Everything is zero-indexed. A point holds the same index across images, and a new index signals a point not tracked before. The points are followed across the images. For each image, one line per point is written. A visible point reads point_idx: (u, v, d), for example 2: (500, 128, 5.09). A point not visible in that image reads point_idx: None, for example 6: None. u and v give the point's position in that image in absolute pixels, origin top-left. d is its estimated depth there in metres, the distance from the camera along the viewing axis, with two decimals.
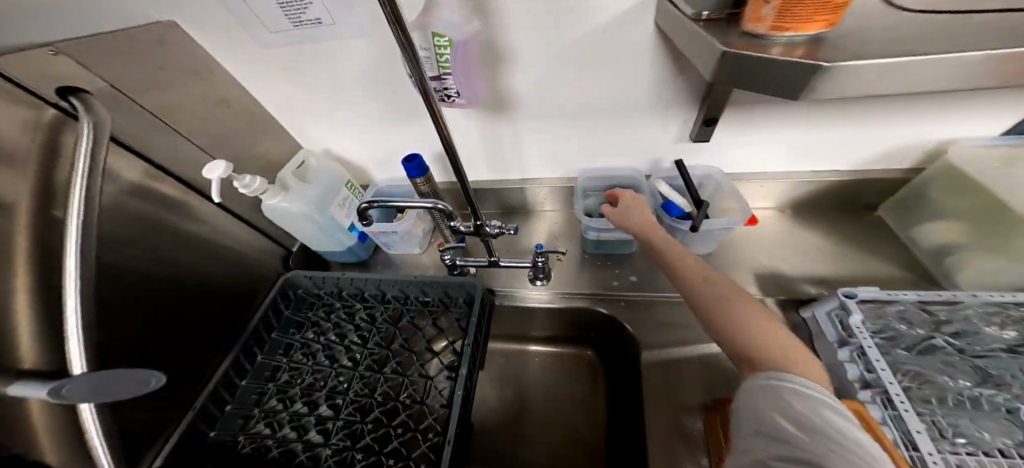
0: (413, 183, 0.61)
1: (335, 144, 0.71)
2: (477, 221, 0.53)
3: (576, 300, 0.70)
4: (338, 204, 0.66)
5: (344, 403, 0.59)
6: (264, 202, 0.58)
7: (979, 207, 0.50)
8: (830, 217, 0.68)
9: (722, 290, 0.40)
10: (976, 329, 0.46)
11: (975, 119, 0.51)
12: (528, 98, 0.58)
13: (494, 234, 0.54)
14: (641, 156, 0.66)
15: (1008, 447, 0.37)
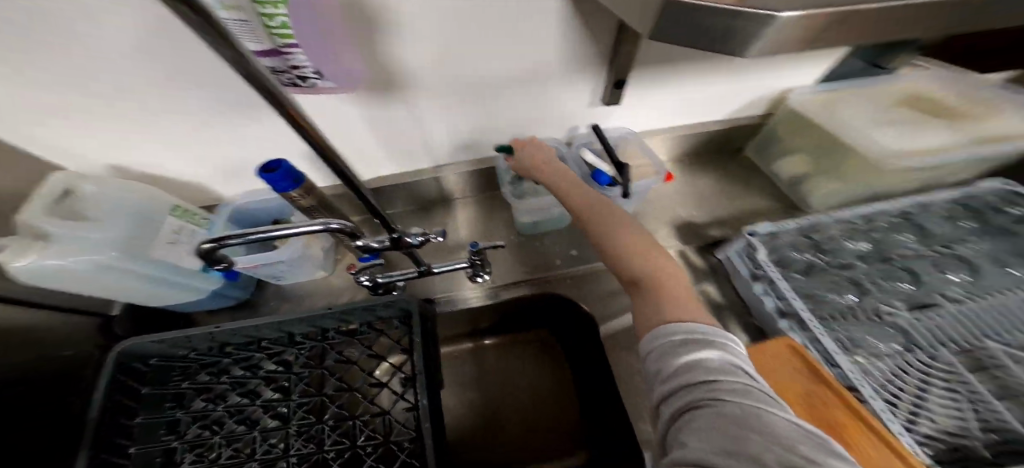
0: (283, 197, 0.45)
1: (136, 153, 0.48)
2: (392, 233, 0.41)
3: (521, 288, 0.65)
4: (169, 241, 0.45)
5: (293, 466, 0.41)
6: (8, 270, 0.35)
7: (822, 143, 0.61)
8: (717, 160, 0.76)
9: (619, 225, 0.41)
10: (838, 244, 0.57)
11: (811, 68, 0.60)
12: (422, 73, 0.46)
13: (417, 244, 0.44)
14: (556, 126, 0.62)
15: (884, 343, 0.48)
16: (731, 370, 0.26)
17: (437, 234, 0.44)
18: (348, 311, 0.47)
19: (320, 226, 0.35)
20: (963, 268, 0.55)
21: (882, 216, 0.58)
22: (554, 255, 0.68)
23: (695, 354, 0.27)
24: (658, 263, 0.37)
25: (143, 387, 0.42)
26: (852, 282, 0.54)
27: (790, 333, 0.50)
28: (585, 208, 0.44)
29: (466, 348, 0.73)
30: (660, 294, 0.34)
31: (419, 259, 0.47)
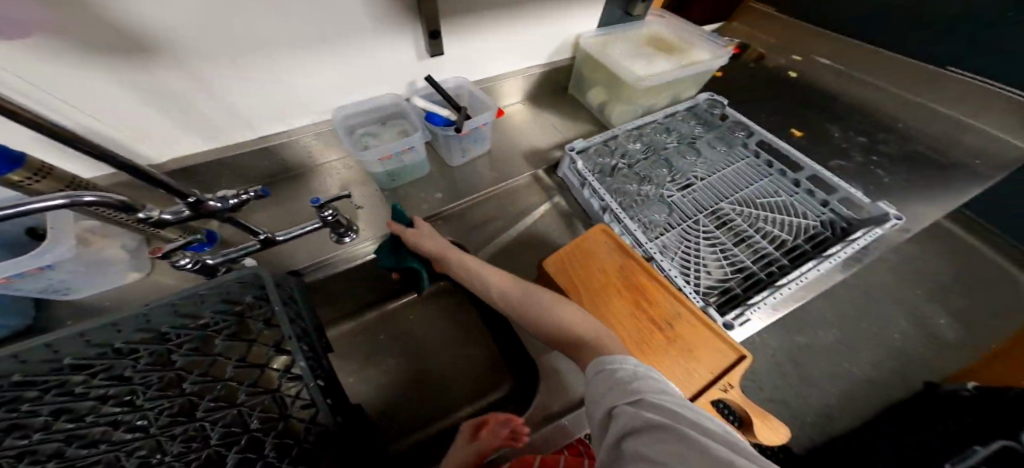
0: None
1: None
2: (188, 198, 0.34)
3: (394, 239, 0.62)
4: None
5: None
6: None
7: (606, 75, 0.78)
8: (549, 100, 0.90)
9: (512, 286, 0.51)
10: (630, 147, 0.73)
11: (586, 16, 0.76)
12: (191, 36, 0.41)
13: (233, 207, 0.38)
14: (393, 80, 0.62)
15: (654, 214, 0.68)
16: (652, 397, 0.32)
17: (258, 190, 0.39)
18: (190, 298, 0.37)
19: (59, 202, 0.24)
20: (706, 153, 0.80)
21: (652, 124, 0.76)
22: (424, 201, 0.66)
23: (623, 393, 0.33)
24: (597, 329, 0.43)
25: None
26: (640, 174, 0.72)
27: (598, 215, 0.66)
28: (516, 290, 0.50)
29: (372, 319, 0.73)
30: (594, 352, 0.40)
31: (250, 226, 0.41)
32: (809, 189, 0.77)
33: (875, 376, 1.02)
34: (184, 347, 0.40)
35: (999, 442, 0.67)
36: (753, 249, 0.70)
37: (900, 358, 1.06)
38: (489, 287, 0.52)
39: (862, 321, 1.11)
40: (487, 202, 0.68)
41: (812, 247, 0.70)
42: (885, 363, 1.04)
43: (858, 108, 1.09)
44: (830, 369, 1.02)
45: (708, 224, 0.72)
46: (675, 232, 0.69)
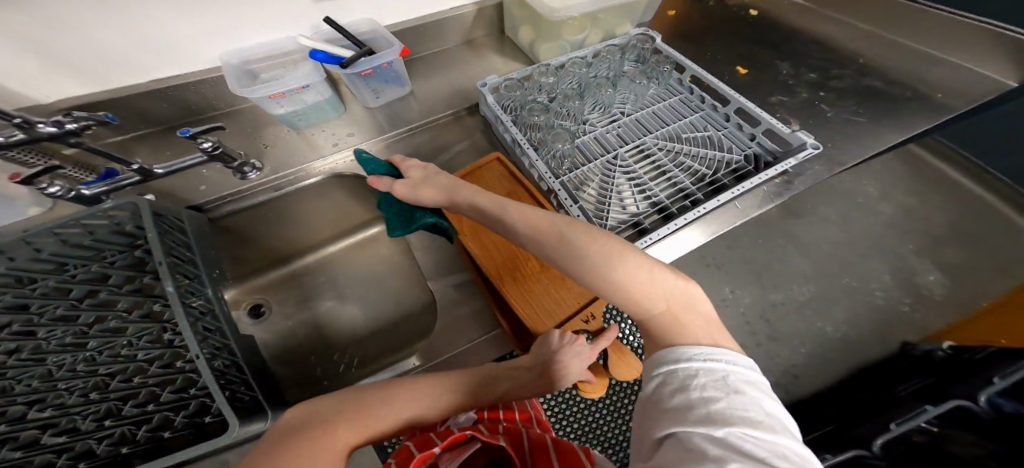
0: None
1: None
2: (20, 121, 0.37)
3: (294, 175, 0.62)
4: None
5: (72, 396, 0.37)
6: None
7: (528, 12, 0.76)
8: (484, 43, 0.87)
9: (554, 233, 0.40)
10: (547, 84, 0.74)
11: None
12: None
13: (78, 131, 0.42)
14: (289, 19, 0.61)
15: (568, 146, 0.68)
16: (741, 421, 0.27)
17: (105, 116, 0.43)
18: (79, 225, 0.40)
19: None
20: (634, 91, 0.80)
21: (573, 62, 0.76)
22: (331, 141, 0.66)
23: (697, 406, 0.29)
24: (667, 298, 0.37)
25: None
26: (560, 111, 0.73)
27: (511, 146, 0.67)
28: (564, 249, 0.39)
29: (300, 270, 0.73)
30: (670, 332, 0.36)
31: (118, 156, 0.44)
32: (737, 123, 0.75)
33: (861, 343, 0.59)
34: (79, 277, 0.41)
35: (953, 402, 0.51)
36: (672, 183, 0.69)
37: (890, 319, 0.60)
38: (535, 245, 0.40)
39: (843, 274, 0.65)
40: (404, 140, 0.69)
41: (732, 180, 0.68)
42: (867, 321, 0.60)
43: (818, 42, 1.02)
44: (799, 327, 0.61)
45: (628, 160, 0.71)
46: (593, 167, 0.68)
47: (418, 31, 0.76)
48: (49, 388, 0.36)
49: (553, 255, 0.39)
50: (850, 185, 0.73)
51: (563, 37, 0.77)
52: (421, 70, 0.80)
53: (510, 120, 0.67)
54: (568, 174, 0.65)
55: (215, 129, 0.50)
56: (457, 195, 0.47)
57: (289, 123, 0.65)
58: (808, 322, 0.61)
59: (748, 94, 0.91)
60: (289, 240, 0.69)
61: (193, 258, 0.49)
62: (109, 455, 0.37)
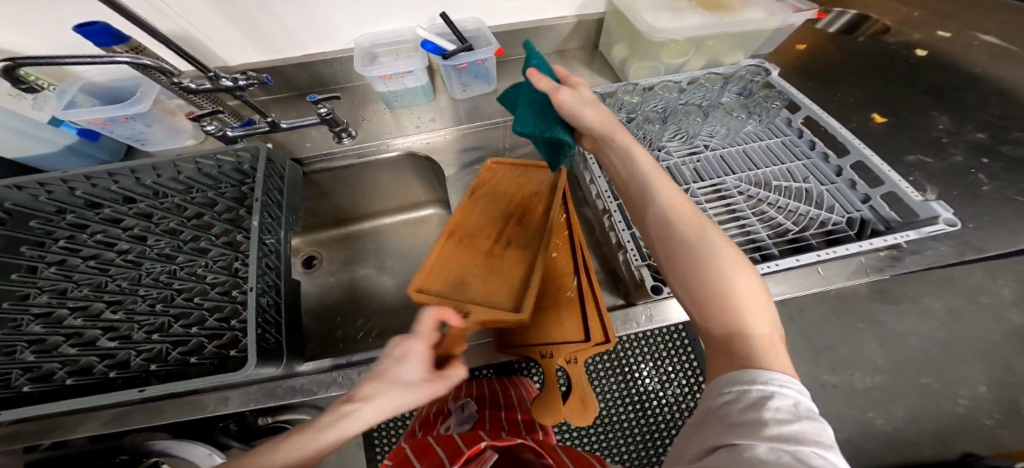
0: (108, 53, 0.47)
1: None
2: (211, 76, 0.50)
3: (381, 148, 0.71)
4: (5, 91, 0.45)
5: (139, 306, 0.45)
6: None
7: (627, 28, 0.75)
8: (575, 55, 0.87)
9: (681, 216, 0.37)
10: (632, 104, 0.71)
11: None
12: None
13: (243, 88, 0.52)
14: (409, 11, 0.69)
15: None
16: (814, 442, 0.24)
17: (264, 78, 0.53)
18: (197, 161, 0.50)
19: (127, 61, 0.42)
20: (727, 125, 0.73)
21: (664, 84, 0.73)
22: (417, 123, 0.74)
23: (769, 420, 0.25)
24: (772, 325, 0.32)
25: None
26: (638, 134, 0.70)
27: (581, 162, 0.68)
28: (677, 229, 0.37)
29: (362, 231, 0.83)
30: (762, 354, 0.30)
31: (261, 109, 0.55)
32: (851, 179, 0.63)
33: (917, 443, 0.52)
34: (197, 200, 0.52)
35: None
36: (741, 230, 0.62)
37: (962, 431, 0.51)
38: (653, 211, 0.39)
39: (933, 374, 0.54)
40: (479, 133, 0.73)
41: (822, 243, 0.59)
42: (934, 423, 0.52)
43: (1002, 95, 0.81)
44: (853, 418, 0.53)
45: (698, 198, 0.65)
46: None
47: (516, 35, 0.80)
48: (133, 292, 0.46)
49: (669, 237, 0.37)
50: (992, 282, 0.58)
51: (660, 57, 0.74)
52: (508, 72, 0.83)
53: None
54: None
55: (333, 98, 0.59)
56: (616, 133, 0.46)
57: (386, 101, 0.74)
58: (858, 411, 0.53)
59: (877, 146, 0.76)
60: (360, 202, 0.79)
61: (279, 194, 0.55)
62: (141, 368, 0.43)
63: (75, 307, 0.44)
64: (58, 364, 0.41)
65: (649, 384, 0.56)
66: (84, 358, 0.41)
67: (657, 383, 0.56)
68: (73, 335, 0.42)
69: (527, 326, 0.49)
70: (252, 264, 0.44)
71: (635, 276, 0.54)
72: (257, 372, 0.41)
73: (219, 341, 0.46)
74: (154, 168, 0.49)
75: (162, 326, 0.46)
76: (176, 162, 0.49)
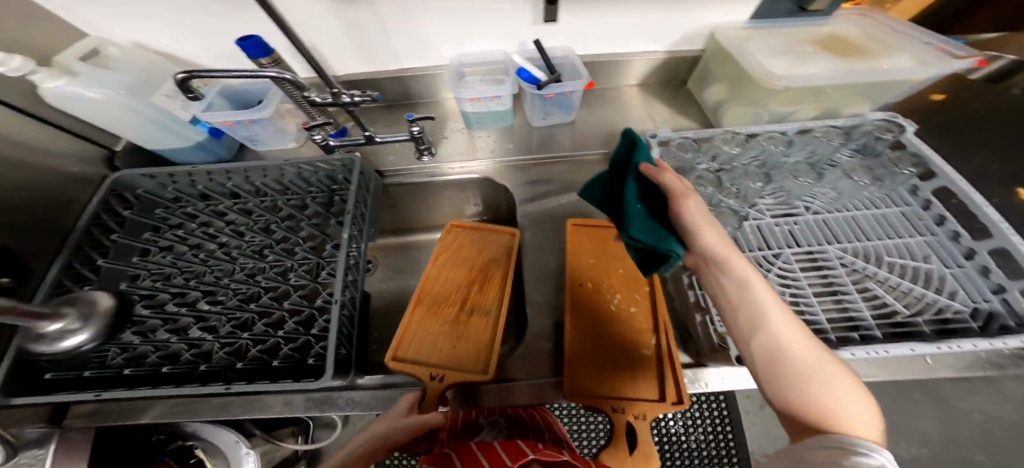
0: (256, 64, 0.52)
1: (142, 41, 0.59)
2: (331, 89, 0.52)
3: (462, 172, 0.72)
4: (165, 92, 0.52)
5: (225, 299, 0.50)
6: (45, 91, 0.45)
7: (730, 67, 0.68)
8: (661, 90, 0.82)
9: (780, 320, 0.32)
10: (725, 152, 0.64)
11: (739, 10, 0.67)
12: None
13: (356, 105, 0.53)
14: (506, 37, 0.69)
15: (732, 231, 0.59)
16: None
17: (374, 96, 0.53)
18: (295, 168, 0.57)
19: (273, 74, 0.45)
20: (842, 188, 0.64)
21: (767, 133, 0.66)
22: (495, 149, 0.74)
23: None
24: (876, 425, 0.26)
25: (129, 213, 0.52)
26: (727, 187, 0.63)
27: None
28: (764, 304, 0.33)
29: (416, 242, 0.84)
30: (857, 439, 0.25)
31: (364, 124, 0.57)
32: (985, 265, 0.50)
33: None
34: (290, 202, 0.58)
35: None
36: (831, 303, 0.53)
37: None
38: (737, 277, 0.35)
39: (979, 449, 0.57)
40: (546, 167, 0.73)
41: (935, 333, 0.48)
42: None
43: None
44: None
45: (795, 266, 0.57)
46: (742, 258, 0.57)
47: (603, 67, 0.77)
48: (224, 286, 0.50)
49: (761, 350, 0.32)
50: None
51: (768, 104, 0.65)
52: (588, 102, 0.80)
53: None
54: None
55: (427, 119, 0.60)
56: (734, 256, 0.36)
57: (466, 121, 0.75)
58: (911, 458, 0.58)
59: None
60: (423, 214, 0.80)
61: (366, 204, 0.59)
62: (222, 361, 0.46)
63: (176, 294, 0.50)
64: (151, 347, 0.46)
65: (675, 427, 0.59)
66: (176, 344, 0.46)
67: (682, 427, 0.59)
68: (168, 320, 0.48)
69: (603, 375, 0.47)
70: (336, 273, 0.47)
71: (713, 340, 0.48)
72: (328, 382, 0.42)
73: (293, 343, 0.47)
74: (259, 168, 0.56)
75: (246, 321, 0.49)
76: (278, 165, 0.56)
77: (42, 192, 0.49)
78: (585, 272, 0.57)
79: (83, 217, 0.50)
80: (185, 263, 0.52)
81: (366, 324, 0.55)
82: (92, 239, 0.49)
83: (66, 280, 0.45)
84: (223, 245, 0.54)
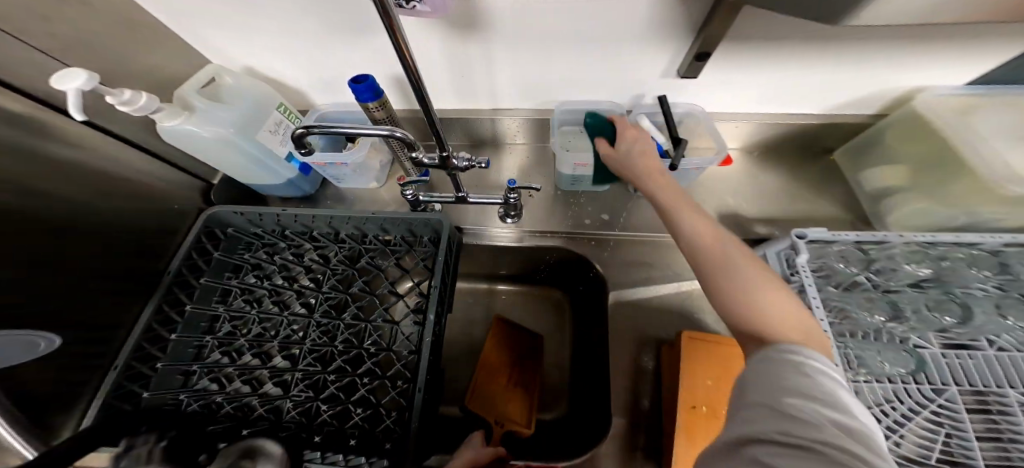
0: (362, 108, 0.46)
1: (248, 64, 0.56)
2: (443, 152, 0.44)
3: (536, 239, 0.63)
4: (270, 130, 0.48)
5: (299, 358, 0.51)
6: (162, 128, 0.42)
7: (922, 150, 0.53)
8: (799, 157, 0.67)
9: (721, 237, 0.35)
10: (895, 266, 0.50)
11: (966, 71, 0.50)
12: (501, 21, 0.48)
13: (462, 169, 0.47)
14: (624, 89, 0.58)
15: (901, 374, 0.43)
16: (804, 428, 0.21)
17: (484, 163, 0.47)
18: (380, 223, 0.53)
19: (383, 132, 0.39)
20: None
21: (964, 249, 0.50)
22: (587, 214, 0.64)
23: (798, 408, 0.23)
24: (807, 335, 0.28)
25: (215, 252, 0.51)
26: (897, 310, 0.49)
27: None
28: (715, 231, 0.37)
29: (480, 290, 0.80)
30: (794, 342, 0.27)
31: (459, 185, 0.51)
32: None
33: None
34: (371, 259, 0.56)
35: None
36: (1002, 453, 0.38)
37: None
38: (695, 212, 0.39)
39: None
40: (640, 244, 0.62)
41: None
42: None
43: None
44: None
45: (954, 398, 0.41)
46: (883, 387, 0.42)
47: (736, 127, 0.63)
48: (300, 342, 0.52)
49: (706, 279, 0.34)
50: None
51: (973, 206, 0.48)
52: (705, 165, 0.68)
53: (814, 293, 0.47)
54: (877, 408, 0.41)
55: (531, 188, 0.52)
56: (680, 210, 0.40)
57: (559, 182, 0.66)
58: None
59: None
60: (493, 265, 0.74)
61: (451, 273, 0.55)
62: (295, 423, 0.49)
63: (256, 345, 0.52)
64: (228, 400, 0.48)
65: None
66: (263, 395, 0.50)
67: None
68: (247, 373, 0.50)
69: None
70: (418, 360, 0.48)
71: None
72: None
73: (364, 413, 0.51)
74: (347, 221, 0.53)
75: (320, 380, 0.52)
76: (365, 218, 0.53)
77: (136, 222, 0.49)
78: (699, 394, 0.47)
79: (174, 257, 0.49)
80: (263, 312, 0.52)
81: (438, 397, 0.57)
82: (180, 280, 0.49)
83: (155, 323, 0.46)
84: (300, 295, 0.54)
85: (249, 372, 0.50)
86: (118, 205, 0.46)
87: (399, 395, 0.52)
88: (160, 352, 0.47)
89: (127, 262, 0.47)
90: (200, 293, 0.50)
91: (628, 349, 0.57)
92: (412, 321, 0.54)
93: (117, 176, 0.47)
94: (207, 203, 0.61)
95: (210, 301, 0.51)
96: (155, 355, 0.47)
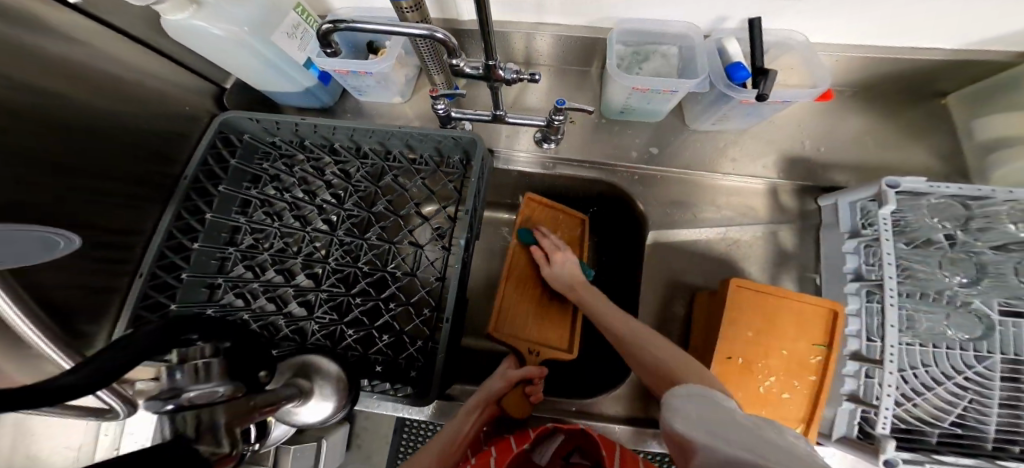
0: (393, 7, 0.39)
1: None
2: (489, 60, 0.37)
3: (572, 167, 0.58)
4: (287, 32, 0.42)
5: (322, 277, 0.49)
6: (168, 20, 0.37)
7: None
8: (893, 98, 0.57)
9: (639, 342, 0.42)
10: (999, 224, 0.43)
11: None
12: None
13: (510, 83, 0.40)
14: (705, 5, 0.48)
15: (957, 340, 0.42)
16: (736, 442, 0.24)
17: (534, 77, 0.40)
18: (406, 138, 0.48)
19: (425, 33, 0.33)
20: None
21: None
22: (633, 146, 0.57)
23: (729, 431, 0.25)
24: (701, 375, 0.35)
25: (231, 161, 0.48)
26: (981, 272, 0.43)
27: (849, 298, 0.44)
28: (635, 341, 0.43)
29: (502, 221, 0.74)
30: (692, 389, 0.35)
31: (499, 101, 0.45)
32: None
33: None
34: (394, 178, 0.51)
35: None
36: (1011, 413, 0.40)
37: None
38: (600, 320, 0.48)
39: None
40: (687, 183, 0.56)
41: None
42: None
43: None
44: None
45: (994, 366, 0.40)
46: (923, 350, 0.42)
47: (858, 61, 0.52)
48: (322, 260, 0.50)
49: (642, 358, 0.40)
50: None
51: None
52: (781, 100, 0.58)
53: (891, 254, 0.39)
54: (910, 370, 0.41)
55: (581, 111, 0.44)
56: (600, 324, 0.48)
57: (605, 107, 0.58)
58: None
59: None
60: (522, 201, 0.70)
61: (481, 199, 0.50)
62: (321, 341, 0.48)
63: (276, 260, 0.50)
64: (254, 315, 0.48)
65: None
66: (289, 310, 0.49)
67: None
68: (271, 289, 0.49)
69: None
70: (447, 286, 0.45)
71: (854, 430, 0.41)
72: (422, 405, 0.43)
73: (388, 340, 0.50)
74: (370, 134, 0.48)
75: (342, 302, 0.50)
76: (389, 131, 0.48)
77: (154, 127, 0.47)
78: (737, 343, 0.43)
79: (187, 163, 0.45)
80: (285, 227, 0.49)
81: (462, 330, 0.55)
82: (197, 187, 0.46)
83: (176, 231, 0.45)
84: (321, 211, 0.51)
85: (274, 288, 0.49)
86: (125, 110, 0.43)
87: (425, 322, 0.51)
88: (182, 262, 0.46)
89: (147, 171, 0.46)
90: (218, 202, 0.48)
91: (659, 292, 0.53)
92: (439, 247, 0.51)
93: (116, 73, 0.43)
94: (222, 110, 0.58)
95: (231, 213, 0.49)
96: (179, 266, 0.46)
